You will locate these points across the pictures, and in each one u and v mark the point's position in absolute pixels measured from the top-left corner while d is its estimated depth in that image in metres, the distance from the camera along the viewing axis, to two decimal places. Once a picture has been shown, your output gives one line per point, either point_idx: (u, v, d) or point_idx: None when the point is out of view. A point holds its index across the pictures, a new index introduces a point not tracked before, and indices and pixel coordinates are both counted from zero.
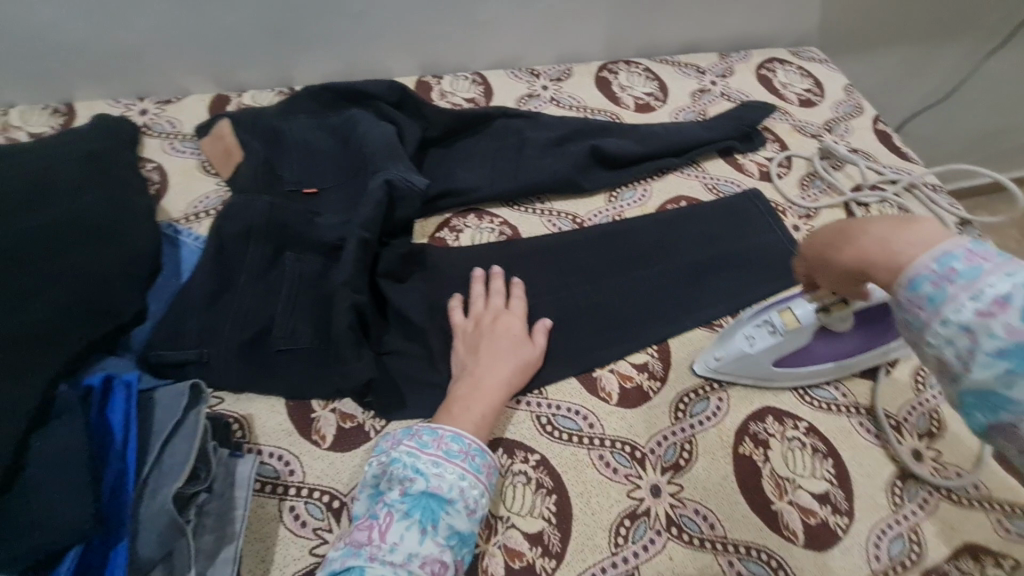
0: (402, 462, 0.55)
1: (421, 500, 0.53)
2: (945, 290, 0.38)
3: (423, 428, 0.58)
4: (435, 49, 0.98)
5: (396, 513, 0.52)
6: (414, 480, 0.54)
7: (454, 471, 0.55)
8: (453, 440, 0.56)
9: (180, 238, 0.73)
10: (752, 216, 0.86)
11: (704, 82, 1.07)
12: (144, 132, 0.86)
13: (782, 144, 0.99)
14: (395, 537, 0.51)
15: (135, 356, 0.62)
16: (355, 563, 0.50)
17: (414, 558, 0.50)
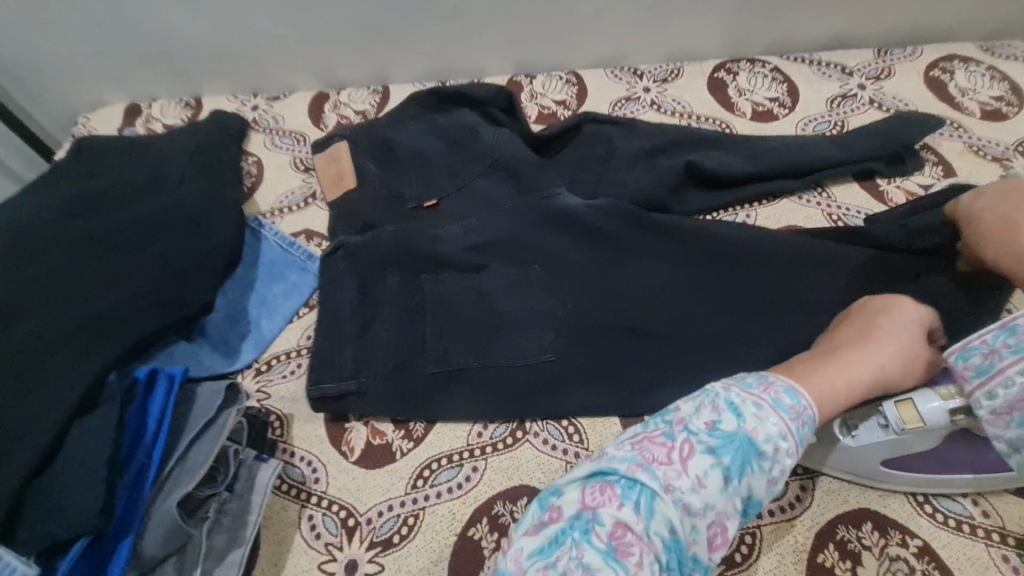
0: (714, 392, 0.46)
1: (736, 443, 0.44)
2: (993, 363, 0.45)
3: (766, 375, 0.48)
4: (531, 47, 0.92)
5: (700, 446, 0.44)
6: (726, 415, 0.45)
7: (778, 424, 0.44)
8: (787, 394, 0.46)
9: (262, 231, 0.78)
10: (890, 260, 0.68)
11: (849, 86, 0.88)
12: (252, 126, 0.93)
13: (947, 168, 0.78)
14: (698, 474, 0.43)
15: (207, 341, 0.69)
16: (644, 480, 0.43)
17: (709, 506, 0.43)
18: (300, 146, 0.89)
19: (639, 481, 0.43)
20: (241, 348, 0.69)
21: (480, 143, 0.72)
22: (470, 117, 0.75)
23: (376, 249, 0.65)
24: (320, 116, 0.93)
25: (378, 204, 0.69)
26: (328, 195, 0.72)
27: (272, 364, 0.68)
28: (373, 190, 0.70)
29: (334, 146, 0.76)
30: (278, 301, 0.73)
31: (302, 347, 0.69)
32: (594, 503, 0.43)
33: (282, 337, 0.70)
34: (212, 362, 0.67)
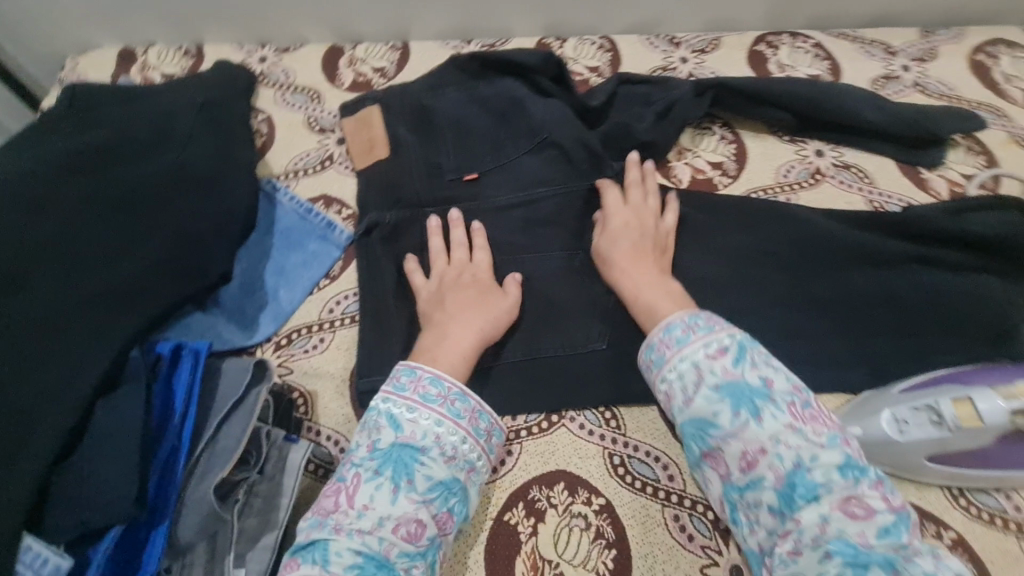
0: (377, 411, 0.52)
1: (391, 455, 0.50)
2: (688, 335, 0.52)
3: (402, 368, 0.54)
4: (563, 8, 0.86)
5: (364, 473, 0.49)
6: (385, 431, 0.51)
7: (431, 417, 0.51)
8: (431, 385, 0.53)
9: (277, 196, 0.74)
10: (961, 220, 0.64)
11: (893, 67, 0.85)
12: (260, 80, 0.86)
13: (990, 157, 0.76)
14: (364, 501, 0.48)
15: (223, 312, 0.65)
16: (321, 536, 0.46)
17: (384, 523, 0.47)
18: (314, 104, 0.83)
19: (316, 539, 0.46)
20: (259, 320, 0.65)
21: (527, 117, 0.74)
22: (517, 88, 0.76)
23: (415, 234, 0.68)
24: (335, 72, 0.87)
25: (415, 175, 0.71)
26: (358, 164, 0.75)
27: (293, 337, 0.65)
28: (411, 161, 0.73)
29: (375, 119, 0.77)
30: (295, 270, 0.69)
31: (324, 320, 0.66)
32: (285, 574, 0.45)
33: (302, 309, 0.67)
34: (229, 334, 0.64)
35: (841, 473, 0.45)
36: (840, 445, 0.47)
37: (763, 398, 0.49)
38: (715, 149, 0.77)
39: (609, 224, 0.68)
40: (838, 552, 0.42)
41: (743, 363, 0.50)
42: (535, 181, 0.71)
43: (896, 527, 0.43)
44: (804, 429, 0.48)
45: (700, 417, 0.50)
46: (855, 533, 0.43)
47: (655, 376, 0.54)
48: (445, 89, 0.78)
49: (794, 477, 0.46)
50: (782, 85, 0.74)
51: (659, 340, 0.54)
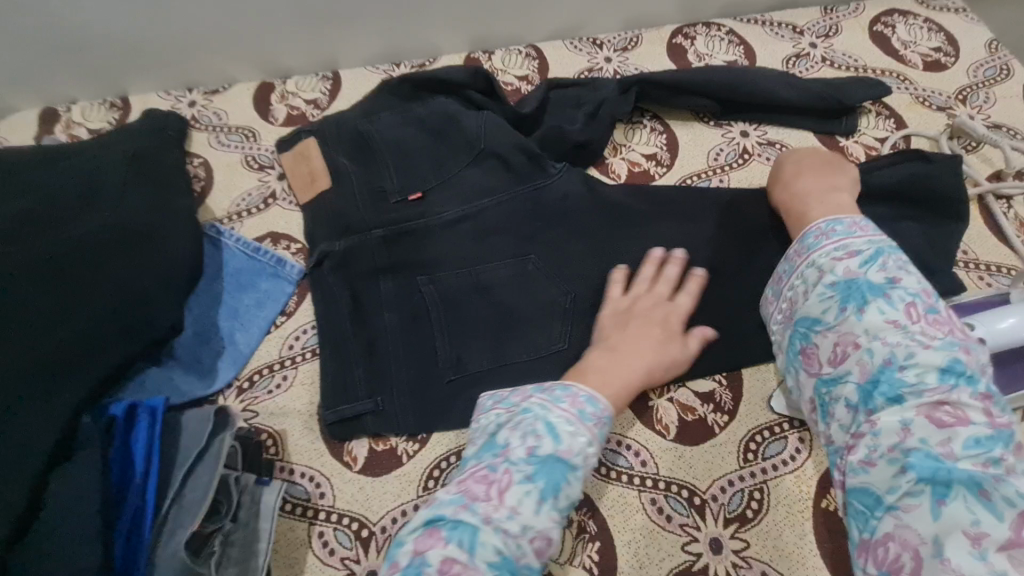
0: (534, 416, 0.52)
1: (547, 463, 0.50)
2: (821, 241, 0.58)
3: (558, 384, 0.55)
4: (486, 22, 0.88)
5: (519, 473, 0.49)
6: (545, 439, 0.51)
7: (585, 436, 0.52)
8: (587, 402, 0.54)
9: (222, 240, 0.73)
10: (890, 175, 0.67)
11: (801, 45, 0.90)
12: (192, 125, 0.85)
13: (899, 119, 0.81)
14: (514, 502, 0.48)
15: (179, 363, 0.64)
16: (468, 519, 0.46)
17: (527, 530, 0.47)
18: (250, 143, 0.83)
19: (462, 522, 0.46)
20: (218, 367, 0.64)
21: (463, 132, 0.75)
22: (450, 105, 0.77)
23: (367, 258, 0.68)
24: (268, 108, 0.86)
25: (360, 202, 0.72)
26: (301, 197, 0.75)
27: (255, 380, 0.64)
28: (353, 188, 0.73)
29: (313, 151, 0.77)
30: (250, 312, 0.68)
31: (285, 358, 0.65)
32: (424, 548, 0.45)
33: (260, 350, 0.66)
34: (188, 385, 0.63)
35: (941, 377, 0.49)
36: (954, 352, 0.50)
37: (877, 293, 0.53)
38: (647, 141, 0.80)
39: (555, 226, 0.70)
40: (915, 466, 0.46)
41: (870, 264, 0.55)
42: (478, 193, 0.72)
43: (988, 442, 0.46)
44: (912, 327, 0.51)
45: (808, 314, 0.56)
46: (941, 446, 0.46)
47: (799, 262, 0.59)
48: (379, 113, 0.79)
49: (881, 373, 0.50)
50: (701, 74, 0.78)
51: (794, 249, 0.59)
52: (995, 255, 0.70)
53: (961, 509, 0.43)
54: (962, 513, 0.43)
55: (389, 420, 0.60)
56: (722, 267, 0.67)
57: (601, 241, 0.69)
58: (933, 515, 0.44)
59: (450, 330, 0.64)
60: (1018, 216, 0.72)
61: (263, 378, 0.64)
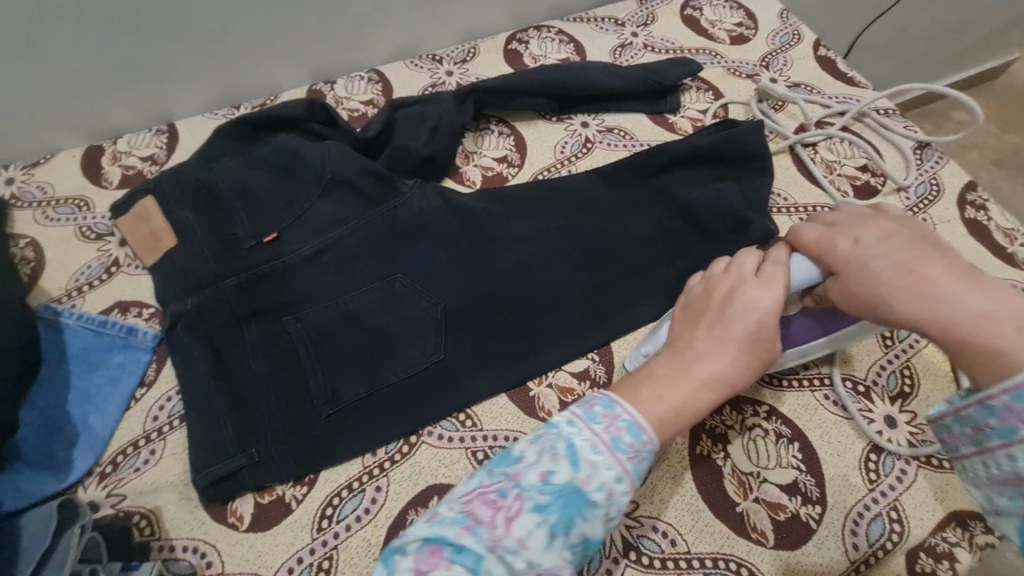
0: (558, 433, 0.46)
1: (562, 494, 0.44)
2: (1013, 427, 0.41)
3: (599, 398, 0.49)
4: (322, 53, 0.88)
5: (529, 501, 0.43)
6: (563, 464, 0.45)
7: (613, 468, 0.45)
8: (627, 430, 0.46)
9: (61, 321, 0.67)
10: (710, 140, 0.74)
11: (624, 36, 0.97)
12: (13, 204, 0.78)
13: (715, 91, 0.89)
14: (522, 534, 0.42)
15: (25, 464, 0.59)
16: (471, 545, 0.41)
17: (535, 568, 0.42)
18: (83, 213, 0.77)
19: (466, 547, 0.41)
20: (73, 458, 0.59)
21: (309, 164, 0.74)
22: (292, 140, 0.76)
23: (225, 310, 0.65)
24: (100, 173, 0.81)
25: (209, 253, 0.69)
26: (146, 259, 0.71)
27: (119, 461, 0.60)
28: (200, 241, 0.70)
29: (153, 210, 0.73)
30: (105, 391, 0.64)
31: (150, 431, 0.61)
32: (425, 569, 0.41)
33: (120, 430, 0.62)
34: (38, 485, 0.58)
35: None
36: None
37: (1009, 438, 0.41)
38: (496, 145, 0.84)
39: (415, 242, 0.71)
40: None
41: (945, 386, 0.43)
42: (334, 223, 0.71)
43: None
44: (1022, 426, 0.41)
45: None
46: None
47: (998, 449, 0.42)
48: (219, 159, 0.76)
49: None
50: (532, 75, 0.82)
51: (1004, 406, 0.41)
52: (810, 197, 0.79)
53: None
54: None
55: (270, 470, 0.58)
56: (578, 252, 0.70)
57: (462, 248, 0.71)
58: None
59: (323, 365, 0.63)
60: (824, 159, 0.82)
61: (127, 457, 0.60)
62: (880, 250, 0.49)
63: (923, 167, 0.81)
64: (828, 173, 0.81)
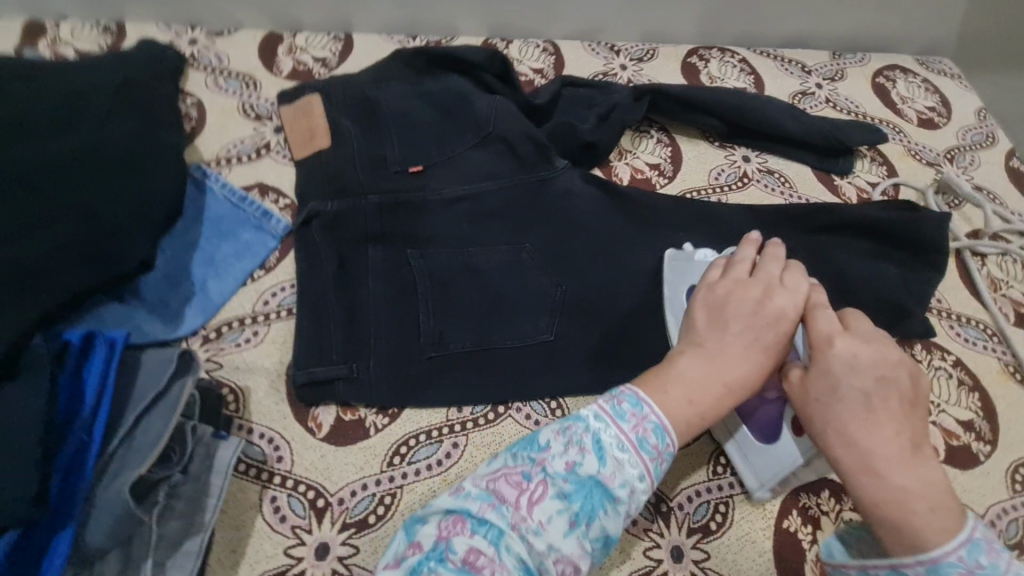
0: (585, 425, 0.44)
1: (586, 485, 0.42)
2: None
3: (626, 394, 0.46)
4: (510, 10, 0.87)
5: (553, 488, 0.42)
6: (589, 456, 0.43)
7: (636, 468, 0.43)
8: (654, 433, 0.44)
9: (207, 184, 0.69)
10: (899, 215, 0.67)
11: (808, 84, 0.93)
12: (190, 63, 0.81)
13: (890, 167, 0.84)
14: (543, 518, 0.41)
15: (142, 302, 0.61)
16: (494, 520, 0.40)
17: (553, 552, 0.40)
18: (249, 91, 0.79)
19: (488, 521, 0.40)
20: (184, 313, 0.61)
21: (475, 113, 0.74)
22: (463, 84, 0.76)
23: (359, 223, 0.66)
24: (273, 59, 0.83)
25: (359, 166, 0.70)
26: (297, 152, 0.73)
27: (223, 331, 0.61)
28: (354, 151, 0.71)
29: (316, 109, 0.75)
30: (227, 262, 0.65)
31: (258, 313, 0.62)
32: (447, 535, 0.40)
33: (232, 302, 0.63)
34: (148, 326, 0.59)
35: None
36: None
37: None
38: (652, 151, 0.81)
39: (555, 219, 0.69)
40: None
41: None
42: (481, 176, 0.71)
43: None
44: None
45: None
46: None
47: (873, 570, 0.42)
48: (387, 82, 0.77)
49: None
50: (713, 93, 0.79)
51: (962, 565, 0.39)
52: (968, 307, 0.72)
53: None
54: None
55: (358, 392, 0.58)
56: None
57: (599, 242, 0.68)
58: None
59: (436, 307, 0.62)
60: (991, 273, 0.76)
61: (233, 329, 0.61)
62: (834, 356, 0.47)
63: None
64: (992, 289, 0.74)
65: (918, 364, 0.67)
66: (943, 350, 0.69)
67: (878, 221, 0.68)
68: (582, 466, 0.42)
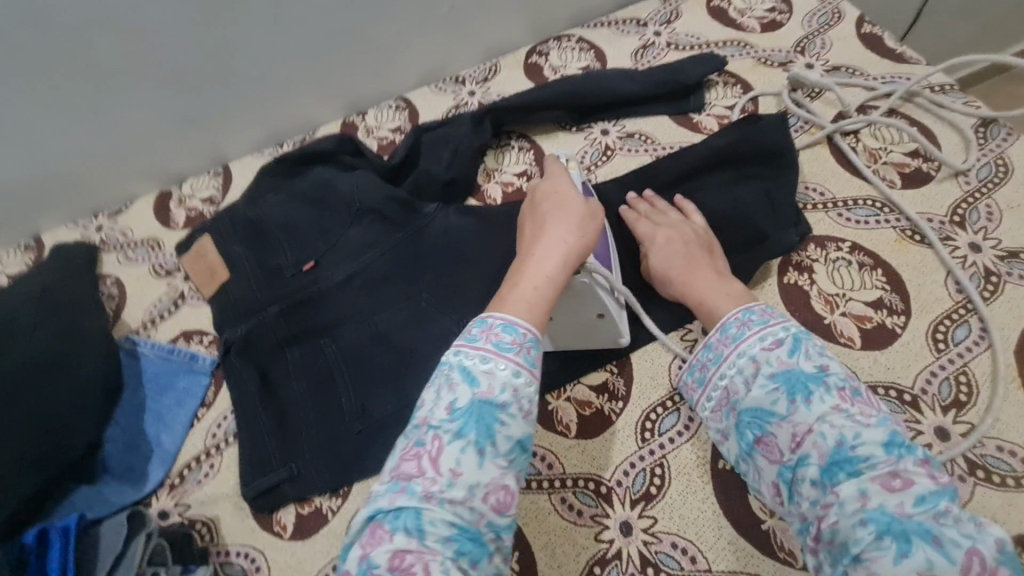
0: (448, 364, 0.49)
1: (473, 411, 0.46)
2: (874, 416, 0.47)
3: (475, 320, 0.51)
4: (352, 86, 0.93)
5: (445, 436, 0.46)
6: (461, 389, 0.47)
7: (508, 366, 0.48)
8: (504, 331, 0.50)
9: (139, 349, 0.77)
10: (746, 136, 0.70)
11: (647, 37, 0.95)
12: (102, 248, 0.90)
13: (744, 84, 0.85)
14: (451, 465, 0.45)
15: (107, 475, 0.68)
16: (406, 504, 0.44)
17: (476, 490, 0.44)
18: (156, 253, 0.88)
19: (401, 508, 0.43)
20: (148, 471, 0.68)
21: (340, 195, 0.79)
22: (326, 173, 0.82)
23: (269, 336, 0.72)
24: (168, 216, 0.92)
25: (257, 283, 0.76)
26: (205, 292, 0.80)
27: (185, 474, 0.68)
28: (247, 273, 0.77)
29: (209, 247, 0.81)
30: (173, 411, 0.72)
31: (209, 447, 0.69)
32: (370, 548, 0.43)
33: (186, 445, 0.70)
34: (117, 490, 0.67)
35: (885, 449, 0.44)
36: (889, 425, 0.46)
37: (821, 387, 0.49)
38: (517, 161, 0.85)
39: (439, 261, 0.74)
40: (873, 519, 0.42)
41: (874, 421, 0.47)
42: (364, 249, 0.76)
43: (935, 496, 0.42)
44: (852, 408, 0.47)
45: (760, 406, 0.50)
46: (894, 505, 0.42)
47: (710, 375, 0.56)
48: (263, 197, 0.82)
49: (841, 454, 0.45)
50: (549, 89, 0.82)
51: (869, 400, 0.48)
52: (852, 189, 0.73)
53: (924, 563, 0.39)
54: (920, 561, 0.39)
55: (310, 485, 0.64)
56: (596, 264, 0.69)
57: (481, 266, 0.73)
58: (894, 562, 0.40)
59: (355, 383, 0.68)
60: (867, 147, 0.76)
61: (193, 468, 0.68)
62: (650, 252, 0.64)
63: (986, 147, 0.73)
64: (872, 162, 0.75)
65: (815, 264, 0.68)
66: (837, 240, 0.69)
67: (723, 150, 0.70)
68: (461, 403, 0.47)
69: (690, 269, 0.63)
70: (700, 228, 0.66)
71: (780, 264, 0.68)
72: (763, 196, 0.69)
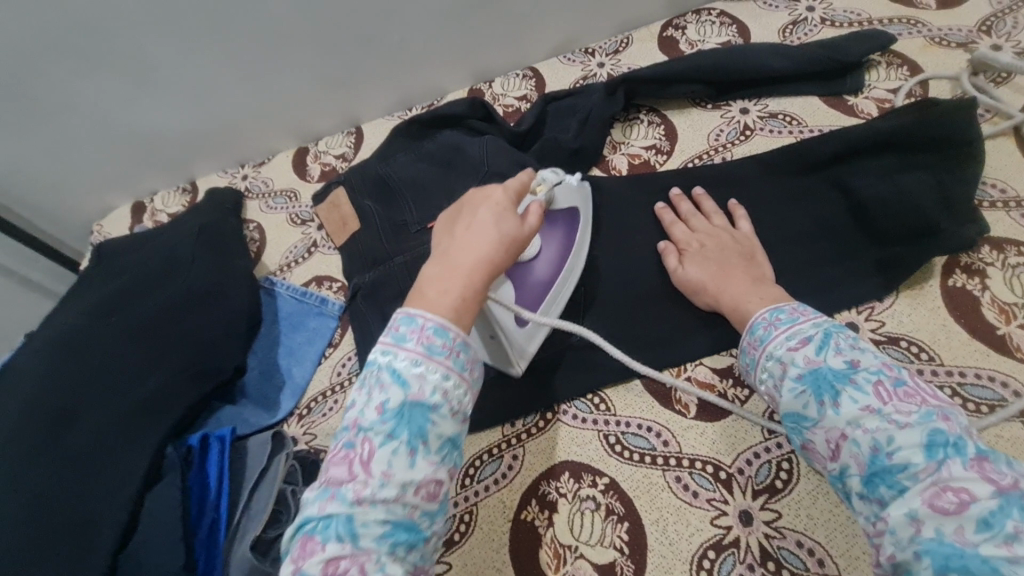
0: (377, 366, 0.45)
1: (400, 411, 0.43)
2: (925, 416, 0.41)
3: (400, 318, 0.46)
4: (484, 56, 0.94)
5: (376, 437, 0.42)
6: (391, 389, 0.44)
7: (437, 371, 0.44)
8: (436, 335, 0.45)
9: (275, 289, 0.83)
10: (924, 117, 0.63)
11: (798, 11, 0.88)
12: (246, 195, 0.98)
13: (912, 66, 0.77)
14: (382, 468, 0.41)
15: (246, 401, 0.75)
16: (337, 510, 0.40)
17: (408, 488, 0.41)
18: (293, 203, 0.94)
19: (332, 516, 0.40)
20: (280, 399, 0.74)
21: (468, 158, 0.80)
22: (455, 135, 0.83)
23: (394, 286, 0.75)
24: (304, 170, 0.98)
25: (385, 235, 0.79)
26: (337, 241, 0.84)
27: (312, 406, 0.73)
28: (376, 224, 0.80)
29: (342, 198, 0.85)
30: (304, 348, 0.78)
31: (335, 384, 0.74)
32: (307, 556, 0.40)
33: (314, 380, 0.76)
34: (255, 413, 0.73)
35: (927, 454, 0.40)
36: (931, 423, 0.41)
37: (847, 383, 0.45)
38: (645, 135, 0.82)
39: None
40: (929, 551, 0.37)
41: (926, 418, 0.41)
42: None
43: (1000, 515, 0.36)
44: (888, 411, 0.42)
45: (791, 410, 0.47)
46: (952, 530, 0.37)
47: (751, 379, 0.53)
48: (394, 155, 0.85)
49: (879, 466, 0.41)
50: (688, 61, 0.78)
51: (910, 389, 0.43)
52: None
53: None
54: None
55: None
56: None
57: (606, 237, 0.71)
58: None
59: None
60: None
61: (320, 401, 0.73)
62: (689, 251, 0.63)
63: None
64: None
65: (989, 269, 0.61)
66: (1019, 244, 0.61)
67: (892, 132, 0.64)
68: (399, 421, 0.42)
69: (724, 276, 0.60)
70: (744, 237, 0.64)
71: (944, 265, 0.62)
72: (933, 186, 0.62)
